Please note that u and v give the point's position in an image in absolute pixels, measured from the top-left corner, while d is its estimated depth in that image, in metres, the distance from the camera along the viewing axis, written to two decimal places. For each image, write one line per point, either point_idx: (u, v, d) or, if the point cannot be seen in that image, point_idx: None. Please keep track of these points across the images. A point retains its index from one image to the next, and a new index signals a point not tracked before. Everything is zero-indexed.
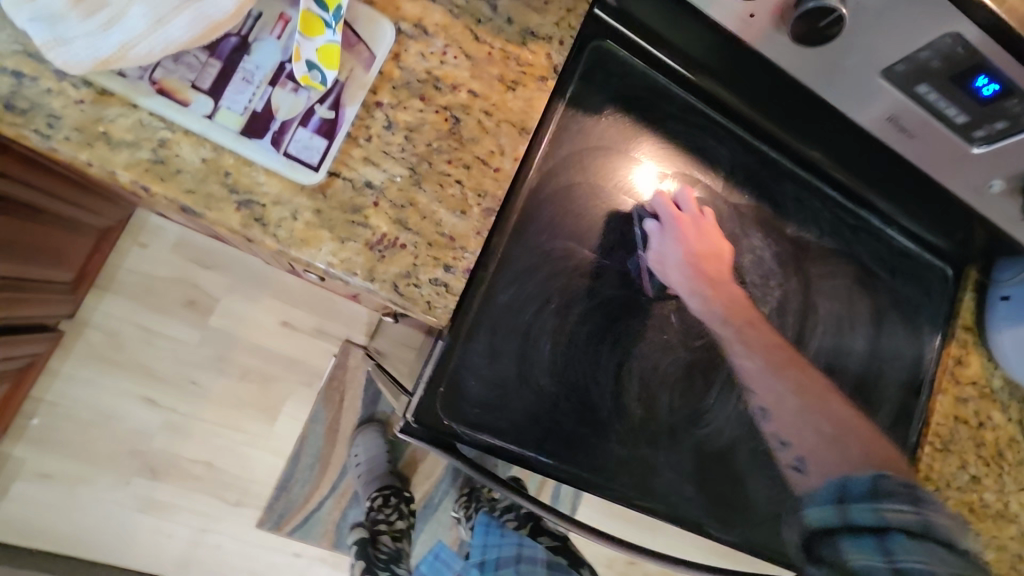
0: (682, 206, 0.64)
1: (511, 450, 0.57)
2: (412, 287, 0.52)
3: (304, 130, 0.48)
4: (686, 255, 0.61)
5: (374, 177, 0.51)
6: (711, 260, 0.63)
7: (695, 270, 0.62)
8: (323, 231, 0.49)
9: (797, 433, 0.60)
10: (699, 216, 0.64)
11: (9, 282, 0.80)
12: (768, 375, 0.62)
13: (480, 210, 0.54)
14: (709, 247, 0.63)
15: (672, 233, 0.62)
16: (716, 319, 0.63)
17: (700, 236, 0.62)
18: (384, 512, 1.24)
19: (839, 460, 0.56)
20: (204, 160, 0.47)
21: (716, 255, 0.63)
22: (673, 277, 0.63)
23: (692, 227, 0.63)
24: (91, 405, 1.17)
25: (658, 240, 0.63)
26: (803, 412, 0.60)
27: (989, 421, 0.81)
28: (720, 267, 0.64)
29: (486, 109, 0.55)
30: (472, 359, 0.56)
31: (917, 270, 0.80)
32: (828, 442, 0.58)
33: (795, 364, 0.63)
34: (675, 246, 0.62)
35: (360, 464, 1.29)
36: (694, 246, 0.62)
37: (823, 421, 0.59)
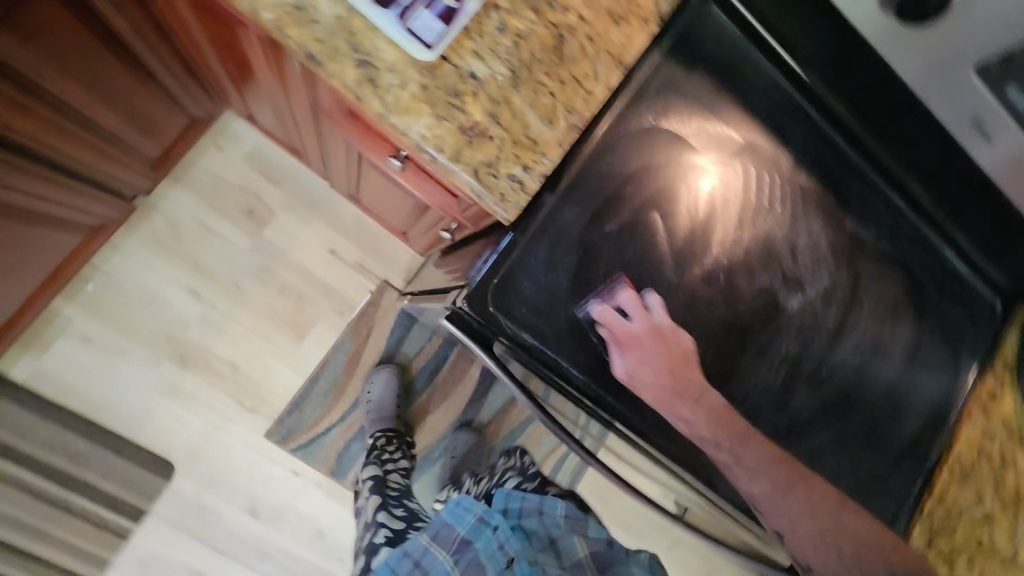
0: (628, 314, 0.59)
1: (546, 355, 0.59)
2: (490, 176, 0.55)
3: (428, 12, 0.53)
4: (654, 373, 0.59)
5: (478, 71, 0.55)
6: (680, 366, 0.60)
7: (667, 390, 0.59)
8: (424, 106, 0.53)
9: (809, 541, 0.64)
10: (648, 322, 0.59)
11: (104, 133, 0.86)
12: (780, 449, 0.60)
13: (565, 123, 0.58)
14: (673, 354, 0.60)
15: (633, 353, 0.59)
16: (714, 441, 0.60)
17: (661, 352, 0.59)
18: (389, 449, 1.28)
19: (852, 567, 0.64)
20: (337, 18, 0.51)
21: (677, 369, 0.59)
22: (648, 397, 0.59)
23: (647, 338, 0.59)
24: (141, 284, 1.23)
25: (620, 361, 0.59)
26: (814, 527, 0.63)
27: (1014, 464, 0.80)
28: (688, 377, 0.60)
29: (590, 35, 0.59)
30: (529, 261, 0.59)
31: (967, 296, 0.79)
32: (844, 562, 0.64)
33: (792, 476, 0.63)
34: (637, 369, 0.59)
35: (371, 400, 1.32)
36: (658, 364, 0.59)
37: (840, 541, 0.64)
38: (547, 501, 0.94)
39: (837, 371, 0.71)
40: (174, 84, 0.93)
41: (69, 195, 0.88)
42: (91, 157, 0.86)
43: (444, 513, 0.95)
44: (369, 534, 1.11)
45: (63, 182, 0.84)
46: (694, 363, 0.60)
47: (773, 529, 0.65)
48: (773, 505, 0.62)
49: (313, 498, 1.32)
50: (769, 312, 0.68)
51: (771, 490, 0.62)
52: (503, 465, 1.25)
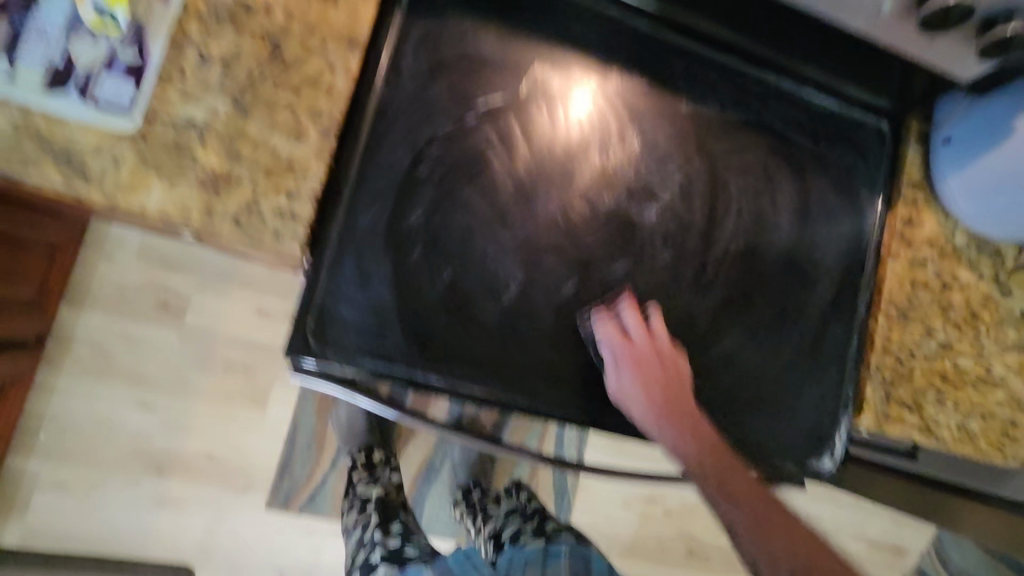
0: (630, 328, 0.60)
1: (398, 372, 0.56)
2: (254, 219, 0.51)
3: (110, 76, 0.48)
4: (646, 395, 0.57)
5: (195, 114, 0.50)
6: (671, 388, 0.58)
7: (655, 413, 0.57)
8: (150, 175, 0.49)
9: (770, 560, 0.48)
10: (638, 343, 0.59)
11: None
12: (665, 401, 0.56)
13: (317, 131, 0.53)
14: (670, 375, 0.58)
15: (632, 367, 0.58)
16: (693, 463, 0.55)
17: (659, 368, 0.58)
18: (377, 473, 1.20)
19: None
20: (14, 122, 0.47)
21: (665, 388, 0.58)
22: (639, 414, 0.58)
23: (643, 352, 0.58)
24: (90, 415, 1.23)
25: (616, 381, 0.59)
26: (768, 540, 0.49)
27: (956, 281, 0.75)
28: (675, 398, 0.58)
29: (307, 27, 0.53)
30: (339, 286, 0.55)
31: (847, 132, 0.72)
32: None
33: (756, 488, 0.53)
34: (631, 391, 0.58)
35: (339, 421, 1.30)
36: (655, 381, 0.57)
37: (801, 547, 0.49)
38: (550, 546, 0.89)
39: (723, 265, 0.66)
40: (20, 227, 0.93)
41: None
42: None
43: (451, 557, 0.93)
44: (364, 551, 1.01)
45: None
46: (682, 390, 0.58)
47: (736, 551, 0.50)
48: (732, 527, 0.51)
49: (336, 547, 1.34)
50: (625, 234, 0.64)
51: (738, 520, 0.51)
52: (509, 505, 1.16)
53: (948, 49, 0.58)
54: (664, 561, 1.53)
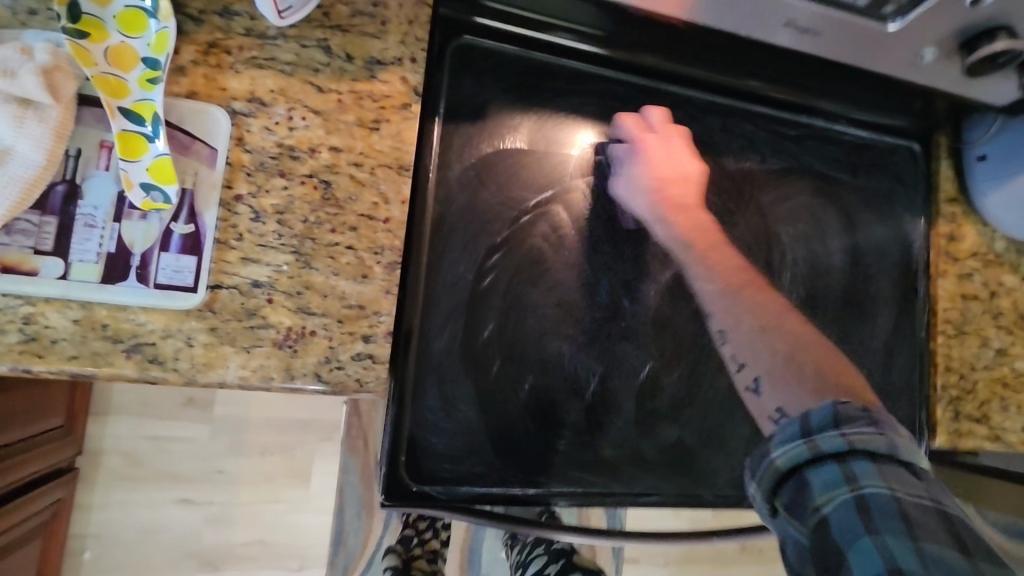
0: (652, 126, 0.60)
1: (496, 491, 0.56)
2: (335, 370, 0.49)
3: (167, 254, 0.46)
4: (653, 181, 0.57)
5: (259, 275, 0.48)
6: (680, 188, 0.57)
7: (659, 197, 0.56)
8: (225, 347, 0.47)
9: (755, 353, 0.48)
10: (636, 130, 0.60)
11: (6, 447, 0.87)
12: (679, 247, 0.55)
13: (382, 267, 0.51)
14: (677, 179, 0.57)
15: (642, 156, 0.58)
16: (683, 247, 0.55)
17: (670, 161, 0.58)
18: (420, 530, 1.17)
19: (800, 384, 0.45)
20: (75, 321, 0.44)
21: (676, 186, 0.57)
22: (639, 204, 0.58)
23: (659, 145, 0.58)
24: (133, 523, 1.20)
25: (621, 178, 0.59)
26: (765, 337, 0.48)
27: (1002, 287, 0.72)
28: (684, 200, 0.56)
29: (354, 160, 0.51)
30: (426, 417, 0.54)
31: (882, 159, 0.72)
32: (784, 366, 0.46)
33: (766, 302, 0.50)
34: (629, 182, 0.58)
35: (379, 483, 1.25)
36: (663, 167, 0.57)
37: (781, 347, 0.47)
38: None
39: None
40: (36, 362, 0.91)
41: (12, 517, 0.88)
42: (14, 470, 0.88)
43: None
44: None
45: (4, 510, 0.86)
46: (693, 185, 0.57)
47: (715, 324, 0.51)
48: (721, 306, 0.50)
49: None
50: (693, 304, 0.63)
51: (725, 300, 0.50)
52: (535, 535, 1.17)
53: (991, 87, 0.58)
54: (722, 561, 1.54)
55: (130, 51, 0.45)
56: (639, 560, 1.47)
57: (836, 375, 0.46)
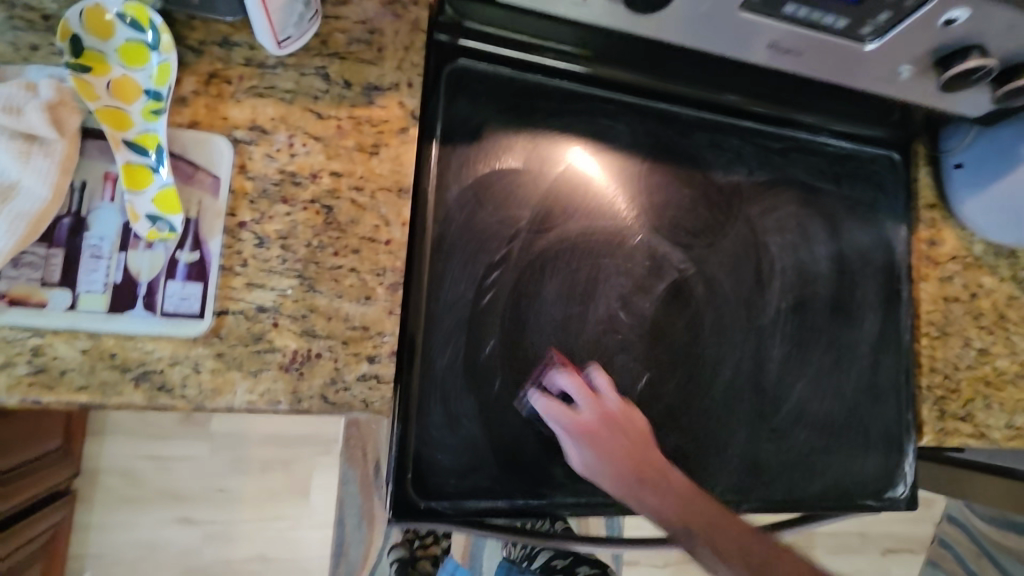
0: (577, 401, 0.55)
1: (501, 504, 0.57)
2: (341, 392, 0.50)
3: (173, 282, 0.47)
4: (615, 473, 0.52)
5: (264, 300, 0.49)
6: (638, 452, 0.53)
7: (630, 482, 0.53)
8: (232, 372, 0.48)
9: None
10: (601, 408, 0.55)
11: (3, 473, 0.86)
12: (673, 509, 0.52)
13: (384, 289, 0.52)
14: (634, 442, 0.54)
15: (591, 444, 0.53)
16: (681, 528, 0.52)
17: (615, 434, 0.53)
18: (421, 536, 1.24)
19: None
20: (84, 350, 0.45)
21: (626, 454, 0.53)
22: (610, 486, 0.53)
23: (600, 424, 0.54)
24: (132, 544, 1.19)
25: (578, 450, 0.53)
26: None
27: (981, 289, 0.74)
28: (642, 463, 0.53)
29: (355, 185, 0.52)
30: (431, 434, 0.55)
31: (865, 168, 0.75)
32: None
33: (741, 529, 0.52)
34: (598, 464, 0.53)
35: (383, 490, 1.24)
36: (624, 456, 0.53)
37: None
38: None
39: (779, 323, 0.69)
40: None
41: (13, 543, 0.88)
42: (12, 496, 0.87)
43: None
44: None
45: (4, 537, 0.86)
46: (651, 450, 0.54)
47: None
48: None
49: None
50: (687, 315, 0.65)
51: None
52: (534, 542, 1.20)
53: (968, 98, 0.60)
54: None
55: (133, 83, 0.46)
56: (640, 561, 1.48)
57: None
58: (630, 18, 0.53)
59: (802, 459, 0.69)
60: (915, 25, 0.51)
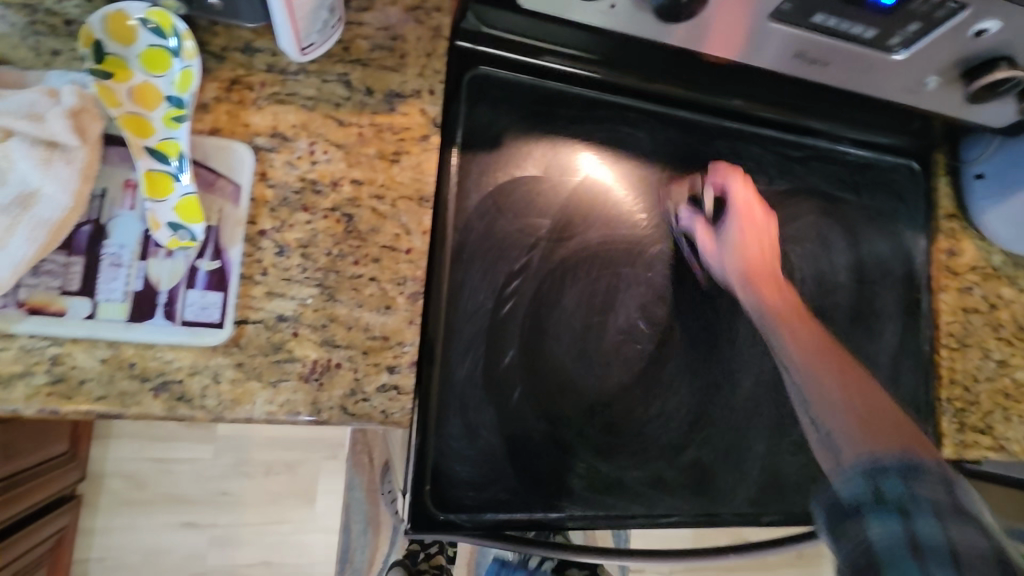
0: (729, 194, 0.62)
1: (521, 517, 0.56)
2: (361, 403, 0.49)
3: (194, 291, 0.46)
4: (738, 256, 0.60)
5: (284, 309, 0.48)
6: (768, 259, 0.60)
7: (745, 278, 0.59)
8: (251, 382, 0.47)
9: (838, 419, 0.47)
10: (750, 211, 0.61)
11: (11, 476, 0.86)
12: (777, 326, 0.55)
13: (405, 298, 0.51)
14: (769, 250, 0.60)
15: (739, 219, 0.61)
16: (772, 323, 0.55)
17: (757, 236, 0.61)
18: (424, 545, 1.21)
19: (889, 423, 0.47)
20: (103, 360, 0.44)
21: (767, 259, 0.60)
22: (724, 269, 0.61)
23: (755, 221, 0.61)
24: (136, 548, 1.18)
25: (718, 230, 0.62)
26: (841, 398, 0.48)
27: (1001, 300, 0.73)
28: (774, 275, 0.59)
29: (376, 193, 0.51)
30: (450, 445, 0.55)
31: (884, 177, 0.74)
32: (851, 416, 0.47)
33: (842, 363, 0.51)
34: (732, 250, 0.60)
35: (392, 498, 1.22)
36: (750, 241, 0.60)
37: (843, 399, 0.48)
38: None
39: None
40: None
41: (20, 547, 0.87)
42: (19, 500, 0.87)
43: None
44: None
45: (11, 541, 0.85)
46: (773, 266, 0.60)
47: (795, 391, 0.51)
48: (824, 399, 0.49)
49: None
50: (707, 325, 0.64)
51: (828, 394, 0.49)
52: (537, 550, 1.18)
53: (991, 110, 0.60)
54: None
55: (154, 90, 0.46)
56: (646, 570, 1.46)
57: (876, 418, 0.47)
58: (654, 26, 0.52)
59: None
60: (945, 36, 0.50)
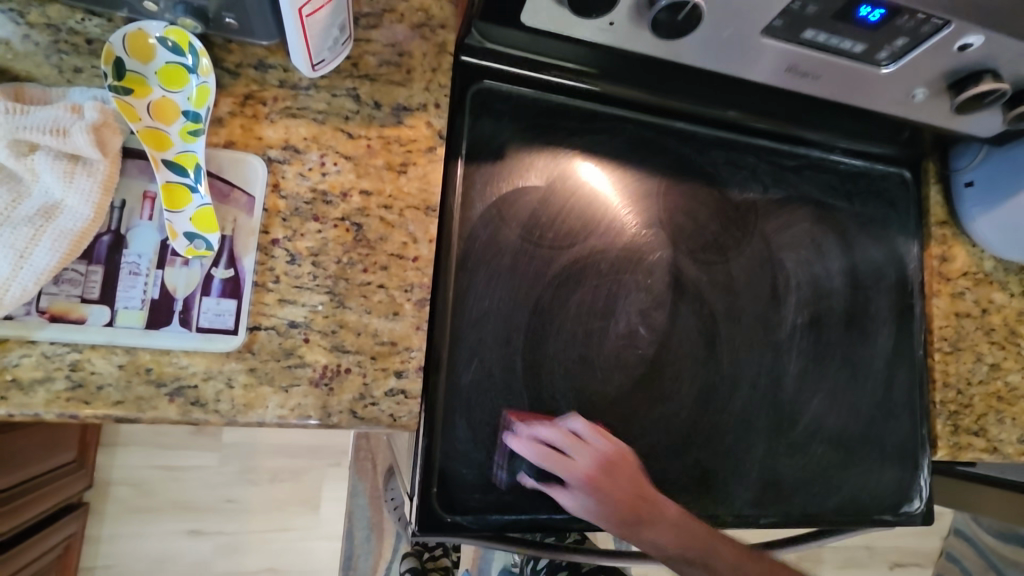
0: (568, 449, 0.55)
1: (525, 518, 0.57)
2: (370, 407, 0.51)
3: (209, 298, 0.47)
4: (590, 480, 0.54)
5: (296, 315, 0.50)
6: (618, 476, 0.55)
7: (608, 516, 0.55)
8: (264, 387, 0.48)
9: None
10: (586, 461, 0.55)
11: (20, 484, 0.87)
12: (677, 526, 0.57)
13: (412, 305, 0.52)
14: (626, 485, 0.55)
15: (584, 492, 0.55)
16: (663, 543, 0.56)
17: (616, 490, 0.55)
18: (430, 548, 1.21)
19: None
20: (121, 366, 0.46)
21: (627, 488, 0.55)
22: (570, 494, 0.56)
23: (598, 472, 0.55)
24: (140, 556, 1.19)
25: (562, 493, 0.56)
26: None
27: (992, 305, 0.75)
28: (632, 498, 0.55)
29: (384, 203, 0.53)
30: (456, 448, 0.56)
31: (876, 185, 0.76)
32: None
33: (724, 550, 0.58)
34: (591, 507, 0.55)
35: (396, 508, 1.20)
36: (621, 494, 0.55)
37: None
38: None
39: (794, 338, 0.69)
40: None
41: (29, 555, 0.88)
42: (28, 507, 0.88)
43: None
44: None
45: (21, 548, 0.86)
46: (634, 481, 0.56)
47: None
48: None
49: None
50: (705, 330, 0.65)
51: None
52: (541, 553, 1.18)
53: (979, 120, 0.62)
54: None
55: (172, 105, 0.48)
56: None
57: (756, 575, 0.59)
58: (652, 42, 0.54)
59: (821, 473, 0.69)
60: (931, 51, 0.52)
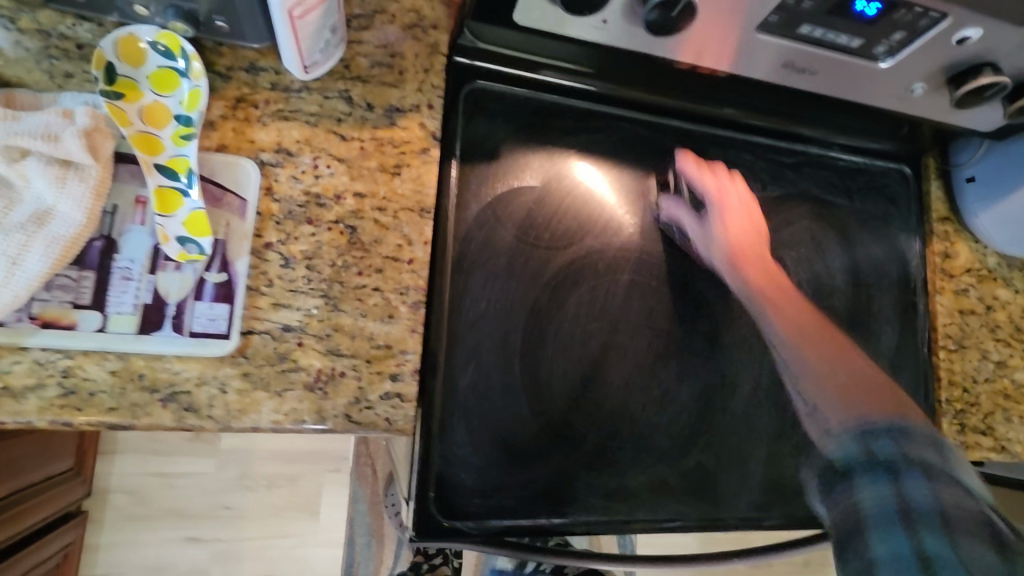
0: (698, 189, 0.61)
1: (525, 523, 0.57)
2: (366, 411, 0.50)
3: (201, 303, 0.47)
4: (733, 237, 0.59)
5: (290, 319, 0.49)
6: (749, 234, 0.59)
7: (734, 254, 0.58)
8: (258, 392, 0.48)
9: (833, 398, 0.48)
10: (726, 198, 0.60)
11: (17, 492, 0.87)
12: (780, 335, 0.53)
13: (407, 307, 0.52)
14: (752, 223, 0.60)
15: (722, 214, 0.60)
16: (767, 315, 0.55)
17: (747, 227, 0.59)
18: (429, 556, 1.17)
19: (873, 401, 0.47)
20: (113, 372, 0.45)
21: (754, 234, 0.59)
22: (708, 248, 0.60)
23: (738, 210, 0.60)
24: (139, 564, 1.18)
25: (698, 224, 0.61)
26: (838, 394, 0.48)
27: (997, 301, 0.73)
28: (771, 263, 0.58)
29: (378, 205, 0.52)
30: (454, 452, 0.55)
31: (875, 182, 0.75)
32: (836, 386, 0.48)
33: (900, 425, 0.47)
34: (721, 232, 0.59)
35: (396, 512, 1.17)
36: (745, 224, 0.60)
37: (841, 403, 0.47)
38: None
39: None
40: None
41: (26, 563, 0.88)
42: (25, 515, 0.87)
43: None
44: None
45: (18, 557, 0.86)
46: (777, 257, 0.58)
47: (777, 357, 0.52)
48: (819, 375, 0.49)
49: None
50: (706, 330, 0.65)
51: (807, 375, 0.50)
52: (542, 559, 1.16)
53: (979, 114, 0.61)
54: None
55: (163, 109, 0.47)
56: None
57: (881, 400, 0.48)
58: (646, 40, 0.54)
59: None
60: (929, 44, 0.52)
